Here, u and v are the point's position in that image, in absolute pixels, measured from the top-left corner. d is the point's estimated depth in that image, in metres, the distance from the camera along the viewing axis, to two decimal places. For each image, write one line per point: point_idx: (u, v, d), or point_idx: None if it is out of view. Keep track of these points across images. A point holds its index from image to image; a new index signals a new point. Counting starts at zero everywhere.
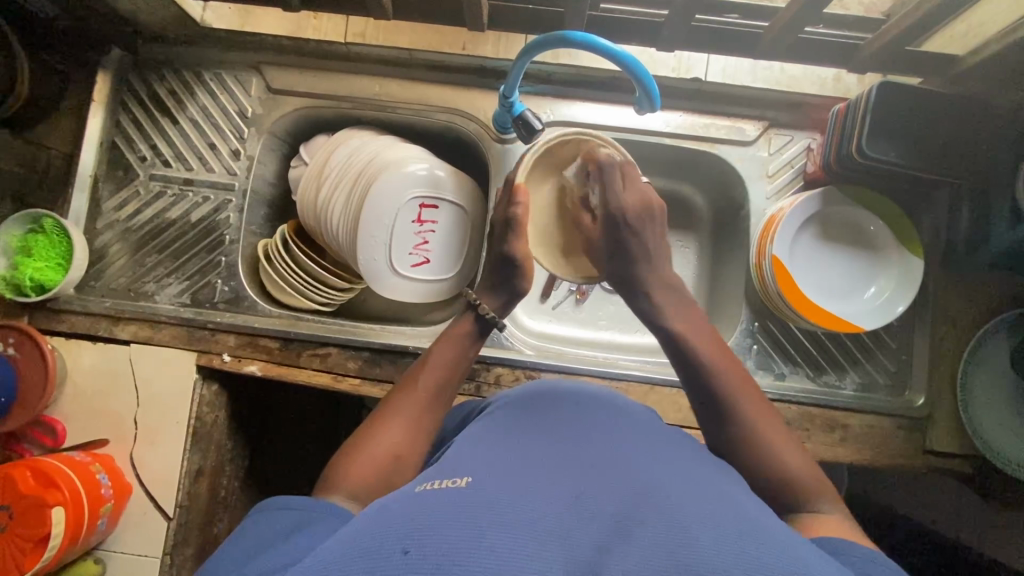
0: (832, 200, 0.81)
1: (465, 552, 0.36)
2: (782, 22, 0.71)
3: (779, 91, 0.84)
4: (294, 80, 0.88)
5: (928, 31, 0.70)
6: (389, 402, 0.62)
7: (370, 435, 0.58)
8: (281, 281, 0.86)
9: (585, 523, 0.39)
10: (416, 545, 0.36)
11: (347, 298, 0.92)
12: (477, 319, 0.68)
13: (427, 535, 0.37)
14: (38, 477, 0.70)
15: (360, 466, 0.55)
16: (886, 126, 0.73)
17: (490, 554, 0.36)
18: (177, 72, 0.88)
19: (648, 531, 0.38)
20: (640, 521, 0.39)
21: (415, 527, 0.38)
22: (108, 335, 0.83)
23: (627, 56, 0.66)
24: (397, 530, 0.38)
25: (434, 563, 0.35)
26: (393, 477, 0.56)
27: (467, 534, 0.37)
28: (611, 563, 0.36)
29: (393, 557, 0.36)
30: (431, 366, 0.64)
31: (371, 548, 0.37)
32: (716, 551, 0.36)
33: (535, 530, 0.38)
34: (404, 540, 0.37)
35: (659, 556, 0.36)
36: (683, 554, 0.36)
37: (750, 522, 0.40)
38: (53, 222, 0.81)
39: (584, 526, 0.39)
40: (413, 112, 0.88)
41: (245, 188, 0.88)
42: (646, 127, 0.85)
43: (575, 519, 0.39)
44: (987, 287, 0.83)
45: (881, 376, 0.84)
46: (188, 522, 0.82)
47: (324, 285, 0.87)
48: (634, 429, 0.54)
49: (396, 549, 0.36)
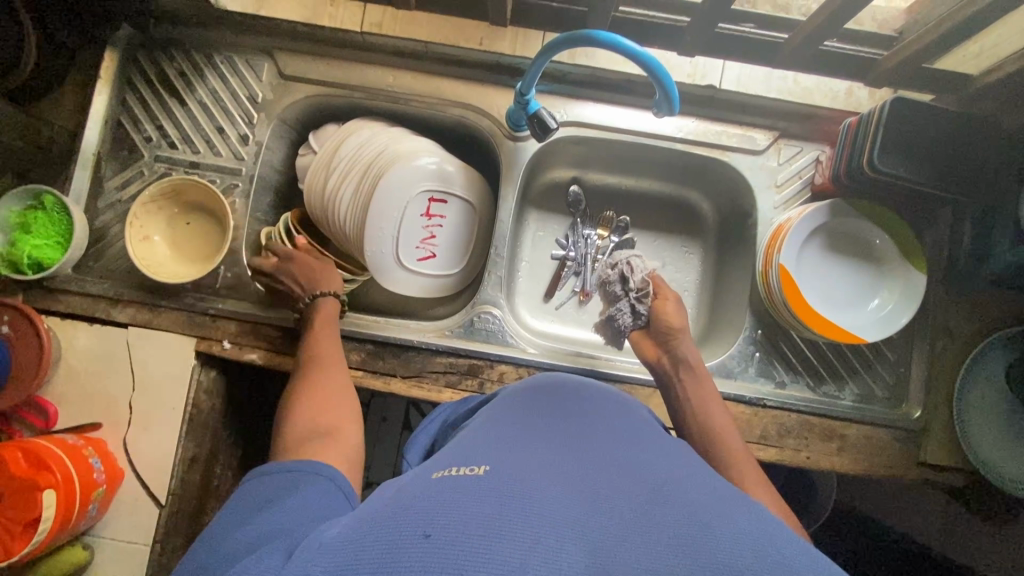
0: (839, 212, 0.82)
1: (484, 534, 0.35)
2: (803, 34, 0.71)
3: (793, 103, 0.85)
4: (305, 67, 0.87)
5: (943, 50, 0.71)
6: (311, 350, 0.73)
7: (289, 413, 0.63)
8: None
9: (606, 517, 0.38)
10: (436, 527, 0.36)
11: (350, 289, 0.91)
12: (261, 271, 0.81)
13: (448, 519, 0.36)
14: (30, 459, 0.68)
15: (300, 428, 0.60)
16: (897, 142, 0.74)
17: (508, 536, 0.35)
18: (187, 54, 0.87)
19: (671, 531, 0.37)
20: (661, 520, 0.38)
21: (435, 512, 0.37)
22: (106, 317, 0.82)
23: (650, 58, 0.65)
24: (417, 514, 0.37)
25: (453, 552, 0.34)
26: (339, 425, 0.61)
27: (487, 517, 0.36)
28: (635, 557, 0.34)
29: (412, 538, 0.35)
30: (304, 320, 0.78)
31: (389, 534, 0.36)
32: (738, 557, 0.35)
33: (557, 522, 0.37)
34: (424, 524, 0.36)
35: (680, 553, 0.35)
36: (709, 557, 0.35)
37: (774, 532, 0.39)
38: (54, 199, 0.79)
39: (605, 520, 0.38)
40: (425, 106, 0.87)
41: (252, 174, 0.86)
42: (659, 131, 0.85)
43: (593, 514, 0.38)
44: (986, 306, 0.85)
45: (879, 388, 0.85)
46: (181, 510, 0.81)
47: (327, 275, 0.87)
48: (644, 432, 0.53)
49: (415, 532, 0.36)
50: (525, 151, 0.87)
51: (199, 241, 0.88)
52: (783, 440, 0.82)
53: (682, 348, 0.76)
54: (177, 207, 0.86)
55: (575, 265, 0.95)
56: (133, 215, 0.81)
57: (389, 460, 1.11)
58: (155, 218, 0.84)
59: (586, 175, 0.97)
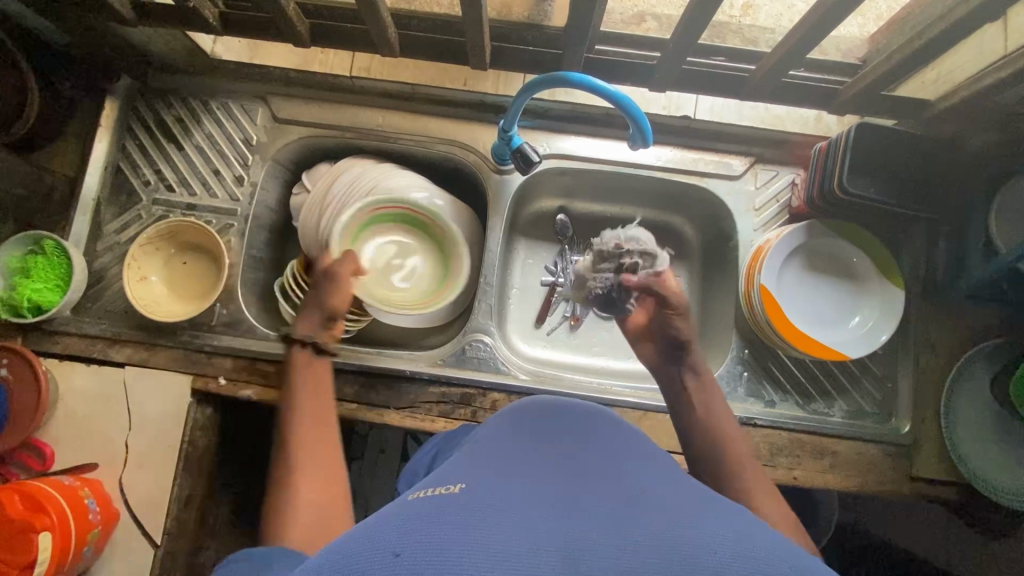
0: (817, 232, 0.85)
1: (455, 550, 0.35)
2: (767, 66, 0.75)
3: (765, 130, 0.89)
4: (298, 110, 0.91)
5: (901, 78, 0.75)
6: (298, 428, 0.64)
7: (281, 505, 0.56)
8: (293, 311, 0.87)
9: (579, 524, 0.39)
10: (407, 546, 0.36)
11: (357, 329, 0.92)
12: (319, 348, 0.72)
13: (420, 537, 0.36)
14: (26, 502, 0.69)
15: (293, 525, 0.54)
16: (865, 164, 0.77)
17: (481, 548, 0.36)
18: (184, 100, 0.91)
19: (644, 531, 0.38)
20: (634, 523, 0.39)
21: (408, 531, 0.37)
22: (103, 357, 0.83)
23: (621, 95, 0.69)
24: (388, 535, 0.37)
25: (426, 566, 0.34)
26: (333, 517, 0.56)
27: (459, 534, 0.36)
28: (610, 559, 0.35)
29: (384, 557, 0.35)
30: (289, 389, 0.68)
31: (363, 553, 0.36)
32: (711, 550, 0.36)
33: (531, 533, 0.37)
34: (395, 543, 0.36)
35: (655, 550, 0.36)
36: (684, 551, 0.36)
37: (746, 527, 0.40)
38: (54, 243, 0.81)
39: (579, 526, 0.39)
40: (414, 143, 0.91)
41: (247, 213, 0.89)
42: (639, 161, 0.89)
43: (567, 521, 0.39)
44: (966, 319, 0.87)
45: (868, 404, 0.86)
46: (176, 549, 0.80)
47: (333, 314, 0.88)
48: (618, 443, 0.55)
49: (387, 551, 0.36)
50: (510, 184, 0.90)
51: (197, 278, 0.89)
52: (775, 458, 0.83)
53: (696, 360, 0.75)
54: (174, 247, 0.89)
55: (564, 291, 0.98)
56: (130, 257, 0.83)
57: (387, 492, 1.11)
58: (152, 258, 0.87)
59: (572, 205, 1.00)
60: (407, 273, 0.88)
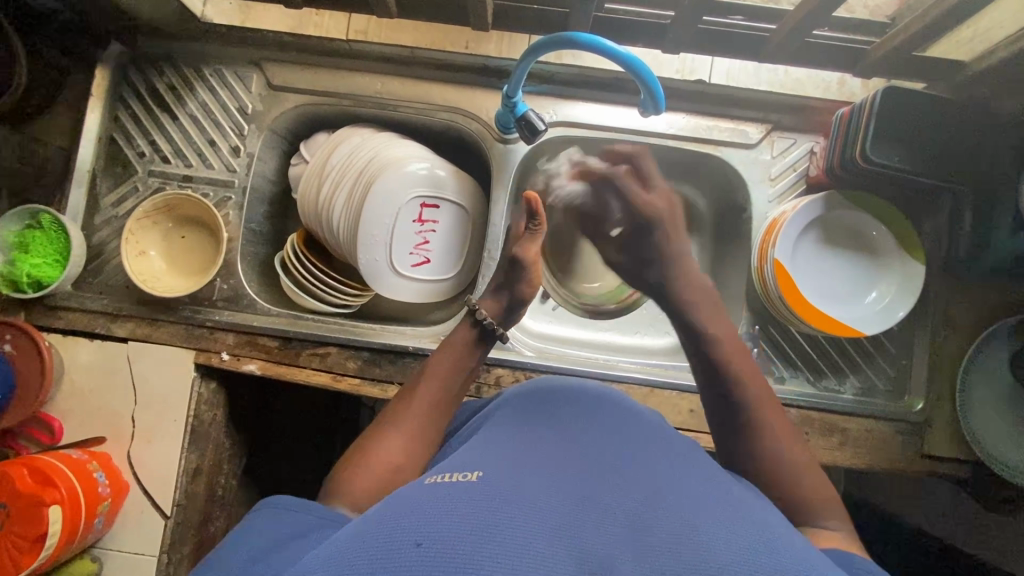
0: (835, 204, 0.81)
1: (476, 544, 0.35)
2: (789, 26, 0.71)
3: (782, 95, 0.84)
4: (293, 76, 0.87)
5: (933, 39, 0.70)
6: (397, 406, 0.64)
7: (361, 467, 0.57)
8: (296, 287, 0.86)
9: (596, 521, 0.38)
10: (429, 536, 0.35)
11: (361, 303, 0.91)
12: (477, 326, 0.71)
13: (441, 526, 0.36)
14: (35, 476, 0.69)
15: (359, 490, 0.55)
16: (891, 131, 0.73)
17: (501, 546, 0.35)
18: (176, 67, 0.88)
19: (663, 533, 0.37)
20: (653, 522, 0.38)
21: (426, 520, 0.37)
22: (106, 332, 0.83)
23: (631, 57, 0.65)
24: (406, 523, 0.37)
25: (447, 560, 0.34)
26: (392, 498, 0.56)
27: (479, 527, 0.36)
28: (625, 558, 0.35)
29: (404, 547, 0.35)
30: (434, 371, 0.67)
31: (382, 544, 0.35)
32: (727, 554, 0.36)
33: (551, 525, 0.37)
34: (416, 533, 0.36)
35: (672, 558, 0.36)
36: (698, 556, 0.36)
37: (763, 528, 0.40)
38: (51, 218, 0.80)
39: (595, 524, 0.38)
40: (414, 111, 0.87)
41: (245, 185, 0.87)
42: (650, 129, 0.85)
43: (584, 516, 0.38)
44: (988, 295, 0.84)
45: (881, 381, 0.84)
46: (186, 520, 0.82)
47: (337, 289, 0.87)
48: (636, 426, 0.53)
49: (408, 542, 0.35)
50: (515, 153, 0.86)
51: (196, 252, 0.88)
52: None
53: (716, 328, 0.69)
54: (172, 221, 0.87)
55: None
56: (128, 231, 0.82)
57: None
58: (150, 232, 0.85)
59: None
60: (413, 246, 0.86)
